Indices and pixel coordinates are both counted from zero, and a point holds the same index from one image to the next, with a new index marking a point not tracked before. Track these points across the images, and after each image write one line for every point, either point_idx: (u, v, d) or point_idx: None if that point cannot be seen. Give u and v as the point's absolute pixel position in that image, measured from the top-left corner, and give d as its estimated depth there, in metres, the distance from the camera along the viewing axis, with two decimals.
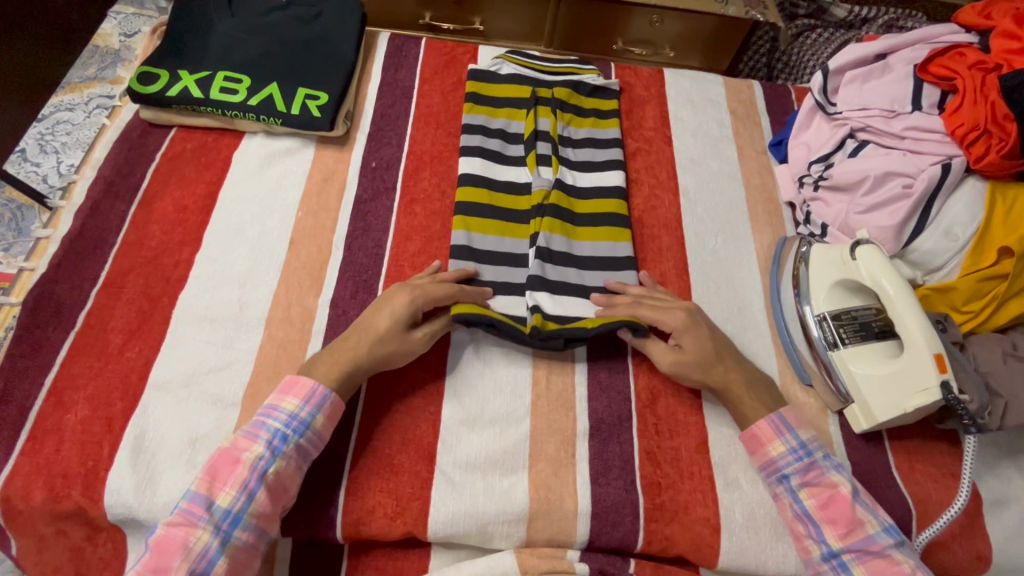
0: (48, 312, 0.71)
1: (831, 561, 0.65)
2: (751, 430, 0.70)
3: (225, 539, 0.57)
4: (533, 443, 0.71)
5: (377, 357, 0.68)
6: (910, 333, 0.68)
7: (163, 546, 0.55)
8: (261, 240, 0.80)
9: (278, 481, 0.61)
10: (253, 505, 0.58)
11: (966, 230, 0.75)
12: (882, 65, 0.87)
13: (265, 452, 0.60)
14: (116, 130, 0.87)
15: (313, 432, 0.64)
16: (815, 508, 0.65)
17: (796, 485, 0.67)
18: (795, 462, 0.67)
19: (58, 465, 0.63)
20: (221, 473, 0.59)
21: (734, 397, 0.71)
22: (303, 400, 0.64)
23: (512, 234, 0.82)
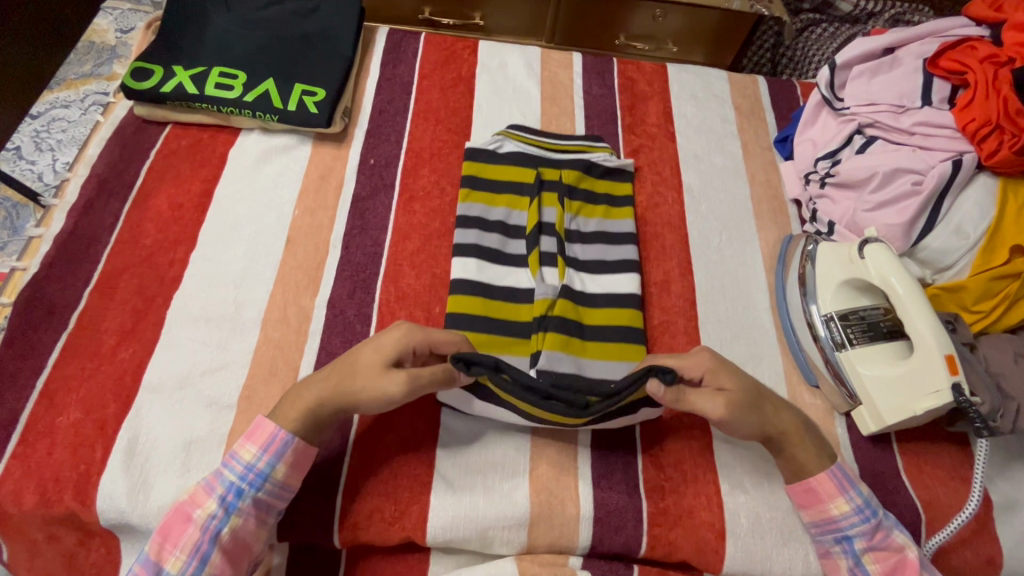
0: (41, 311, 0.70)
1: None
2: (804, 483, 0.65)
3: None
4: (534, 446, 0.69)
5: (353, 399, 0.62)
6: (920, 333, 0.67)
7: None
8: (257, 239, 0.78)
9: (234, 540, 0.58)
10: (205, 569, 0.56)
11: (977, 227, 0.74)
12: (891, 58, 0.85)
13: (217, 512, 0.57)
14: (110, 126, 0.86)
15: (271, 484, 0.60)
16: (878, 573, 0.64)
17: (859, 547, 0.64)
18: (861, 524, 0.63)
19: (49, 469, 0.61)
20: (173, 534, 0.57)
21: (789, 443, 0.65)
22: (259, 452, 0.59)
23: (510, 353, 0.71)
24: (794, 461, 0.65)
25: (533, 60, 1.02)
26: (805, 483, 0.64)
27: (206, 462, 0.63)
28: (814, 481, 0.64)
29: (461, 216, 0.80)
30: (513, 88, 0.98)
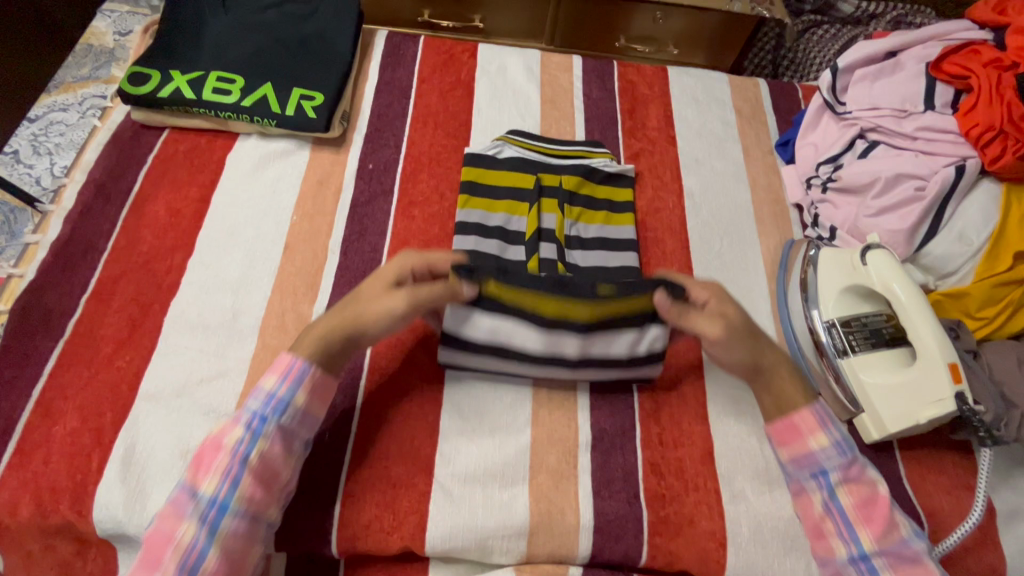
0: (37, 319, 0.70)
1: (858, 564, 0.62)
2: (788, 417, 0.66)
3: (213, 528, 0.55)
4: (534, 454, 0.69)
5: (362, 322, 0.65)
6: (924, 341, 0.67)
7: (153, 542, 0.55)
8: (255, 244, 0.78)
9: (263, 465, 0.59)
10: (238, 492, 0.56)
11: (981, 233, 0.73)
12: (893, 62, 0.84)
13: (244, 436, 0.59)
14: (108, 131, 0.85)
15: (294, 411, 0.61)
16: (850, 507, 0.63)
17: (833, 481, 0.64)
18: (837, 457, 0.64)
19: (46, 478, 0.61)
20: (204, 463, 0.58)
21: (776, 376, 0.68)
22: (281, 378, 0.62)
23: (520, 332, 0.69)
24: (778, 395, 0.68)
25: (532, 63, 1.01)
26: (790, 418, 0.66)
27: None
28: (796, 414, 0.66)
29: (460, 224, 0.80)
30: (513, 91, 0.97)
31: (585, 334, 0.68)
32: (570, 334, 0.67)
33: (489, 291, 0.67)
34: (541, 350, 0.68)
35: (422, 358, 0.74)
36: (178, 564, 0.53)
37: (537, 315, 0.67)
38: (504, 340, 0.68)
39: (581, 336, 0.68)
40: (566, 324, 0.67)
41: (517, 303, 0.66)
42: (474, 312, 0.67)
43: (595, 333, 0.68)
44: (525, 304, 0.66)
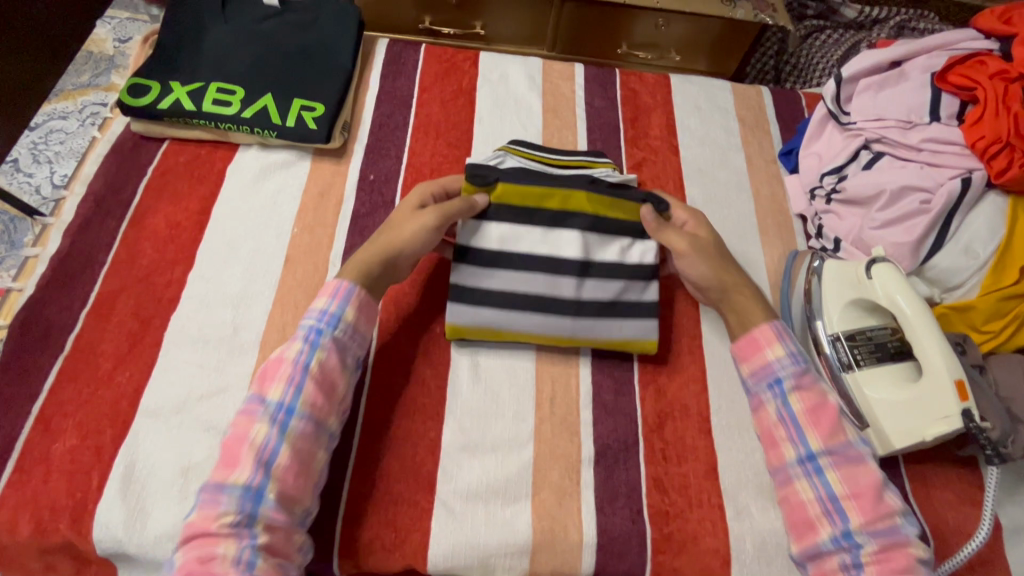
0: (36, 335, 0.69)
1: (805, 464, 0.64)
2: (749, 334, 0.71)
3: (284, 427, 0.59)
4: (537, 470, 0.68)
5: (400, 241, 0.71)
6: (930, 358, 0.66)
7: (229, 446, 0.59)
8: (256, 257, 0.77)
9: (323, 374, 0.63)
10: (302, 396, 0.61)
11: (987, 247, 0.73)
12: (898, 72, 0.84)
13: (303, 348, 0.64)
14: (107, 143, 0.85)
15: (345, 325, 0.67)
16: (802, 412, 0.66)
17: (786, 388, 0.67)
18: (791, 366, 0.68)
19: (46, 496, 0.61)
20: (268, 374, 0.63)
21: (742, 295, 0.74)
22: (330, 297, 0.67)
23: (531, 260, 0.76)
24: (742, 314, 0.73)
25: (534, 71, 1.00)
26: (750, 335, 0.70)
27: None
28: (757, 331, 0.70)
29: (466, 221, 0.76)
30: (515, 100, 0.97)
31: (584, 230, 0.77)
32: (574, 230, 0.76)
33: (499, 197, 0.76)
34: (545, 254, 0.76)
35: (423, 372, 0.74)
36: (254, 460, 0.58)
37: (543, 214, 0.77)
38: (513, 246, 0.76)
39: (581, 232, 0.77)
40: (569, 219, 0.77)
41: (528, 205, 0.76)
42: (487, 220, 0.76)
43: (593, 231, 0.77)
44: (533, 204, 0.77)
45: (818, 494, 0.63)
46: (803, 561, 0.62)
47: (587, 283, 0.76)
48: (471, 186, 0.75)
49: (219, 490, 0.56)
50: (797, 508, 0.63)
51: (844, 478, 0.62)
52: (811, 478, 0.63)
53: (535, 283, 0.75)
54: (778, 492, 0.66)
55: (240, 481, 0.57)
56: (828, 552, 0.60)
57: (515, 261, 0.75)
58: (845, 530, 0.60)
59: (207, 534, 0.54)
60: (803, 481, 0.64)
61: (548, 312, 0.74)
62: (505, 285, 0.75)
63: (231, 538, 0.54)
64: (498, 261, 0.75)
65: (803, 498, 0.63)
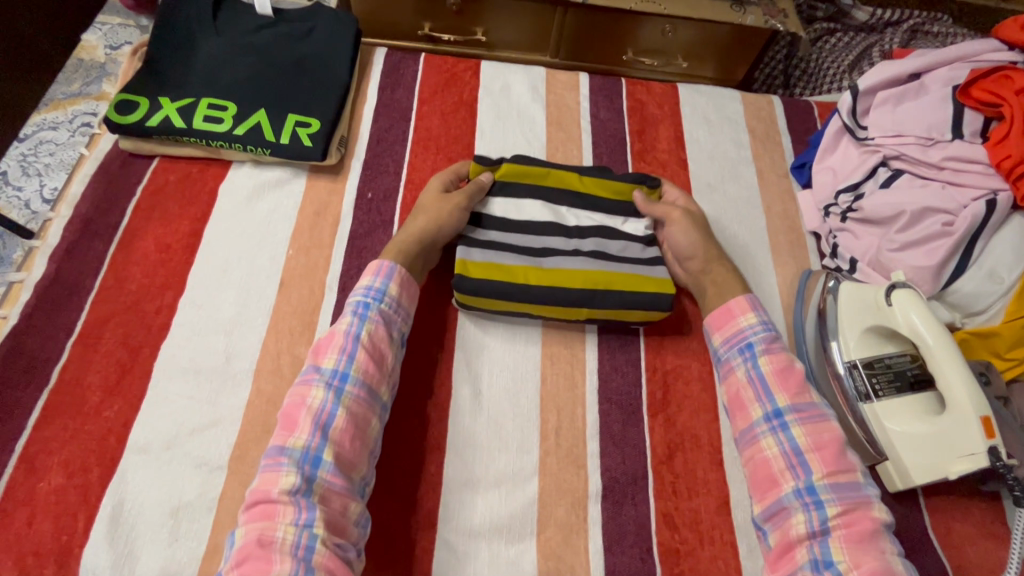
0: (20, 367, 0.66)
1: (771, 421, 0.65)
2: (725, 304, 0.74)
3: (339, 393, 0.61)
4: (542, 506, 0.66)
5: (436, 221, 0.74)
6: (954, 391, 0.63)
7: (288, 412, 0.61)
8: (250, 281, 0.75)
9: (373, 345, 0.65)
10: (354, 363, 0.63)
11: (1011, 272, 0.70)
12: (917, 85, 0.80)
13: (353, 320, 0.66)
14: (95, 161, 0.82)
15: (390, 299, 0.68)
16: (771, 371, 0.68)
17: (757, 351, 0.69)
18: (762, 331, 0.71)
19: (30, 540, 0.58)
20: (321, 346, 0.65)
21: (720, 269, 0.77)
22: (375, 274, 0.69)
23: (536, 231, 0.79)
24: (720, 285, 0.76)
25: (537, 81, 0.97)
26: (724, 305, 0.74)
27: (195, 529, 0.60)
28: (730, 301, 0.74)
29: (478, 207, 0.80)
30: (517, 112, 0.93)
31: (572, 205, 0.82)
32: (563, 204, 0.81)
33: (505, 175, 0.81)
34: (546, 219, 0.80)
35: (423, 401, 0.71)
36: (312, 423, 0.59)
37: (540, 188, 0.82)
38: (517, 213, 0.80)
39: (569, 207, 0.82)
40: (562, 193, 0.82)
41: (529, 181, 0.82)
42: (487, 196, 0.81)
43: (583, 207, 0.82)
44: (533, 181, 0.82)
45: (783, 448, 0.64)
46: (764, 522, 0.62)
47: (587, 242, 0.79)
48: (479, 164, 0.81)
49: (280, 453, 0.58)
50: (763, 464, 0.64)
51: (809, 432, 0.64)
52: (776, 434, 0.64)
53: (536, 242, 0.78)
54: (743, 453, 0.66)
55: (299, 443, 0.58)
56: (790, 507, 0.61)
57: (518, 230, 0.79)
58: (808, 484, 0.61)
59: (267, 501, 0.55)
60: (769, 439, 0.65)
61: (556, 258, 0.76)
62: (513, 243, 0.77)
63: (292, 503, 0.55)
64: (503, 227, 0.79)
65: (768, 454, 0.64)
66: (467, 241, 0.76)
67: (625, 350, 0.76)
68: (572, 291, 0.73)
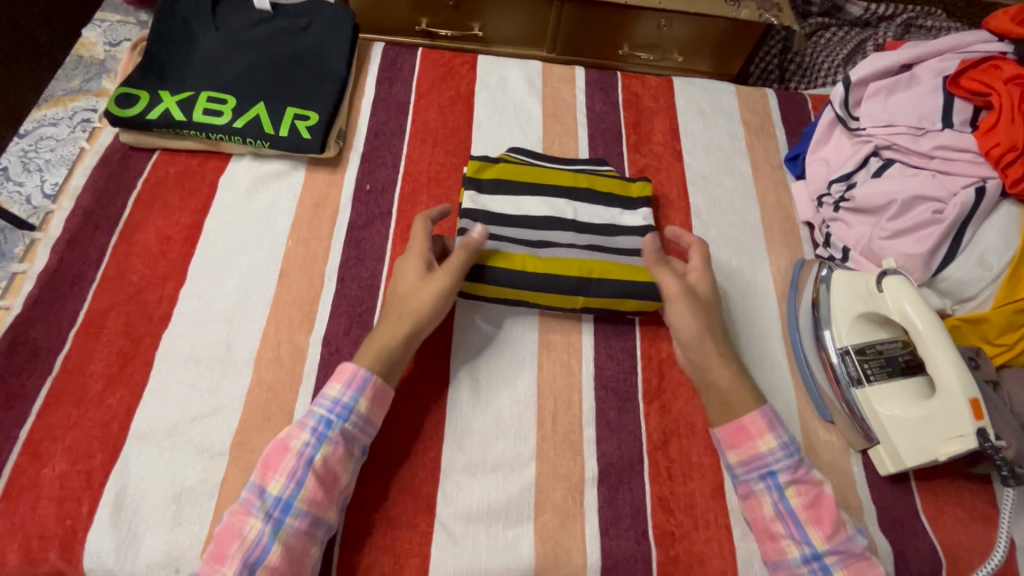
0: (24, 355, 0.67)
1: (811, 563, 0.61)
2: (737, 420, 0.67)
3: (278, 525, 0.57)
4: (539, 491, 0.67)
5: (420, 313, 0.68)
6: (942, 374, 0.64)
7: (223, 534, 0.57)
8: (249, 271, 0.75)
9: (326, 469, 0.60)
10: (302, 492, 0.58)
11: (1001, 258, 0.71)
12: (908, 75, 0.81)
13: (310, 439, 0.61)
14: (96, 154, 0.83)
15: (357, 416, 0.63)
16: (802, 508, 0.63)
17: (782, 482, 0.64)
18: (785, 459, 0.64)
19: (34, 525, 0.59)
20: (271, 464, 0.60)
21: (730, 382, 0.68)
22: (345, 385, 0.64)
23: (535, 224, 0.80)
24: (724, 392, 0.68)
25: (533, 75, 0.98)
26: (739, 421, 0.66)
27: (197, 514, 0.61)
28: (746, 417, 0.66)
29: (466, 207, 0.79)
30: (514, 106, 0.94)
31: (572, 200, 0.82)
32: (564, 199, 0.82)
33: (500, 173, 0.82)
34: (545, 214, 0.81)
35: (421, 388, 0.72)
36: (241, 558, 0.55)
37: (537, 185, 0.82)
38: (513, 211, 0.80)
39: (569, 201, 0.82)
40: (562, 190, 0.82)
41: (525, 177, 0.83)
42: (481, 190, 0.81)
43: (582, 203, 0.82)
44: (529, 179, 0.82)
45: None
46: None
47: (584, 238, 0.80)
48: (477, 162, 0.82)
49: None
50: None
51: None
52: None
53: (536, 236, 0.79)
54: None
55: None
56: None
57: (515, 222, 0.79)
58: None
59: None
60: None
61: (552, 250, 0.77)
62: (511, 235, 0.78)
63: None
64: (500, 221, 0.79)
65: None
66: (468, 231, 0.77)
67: (620, 339, 0.77)
68: (570, 279, 0.74)
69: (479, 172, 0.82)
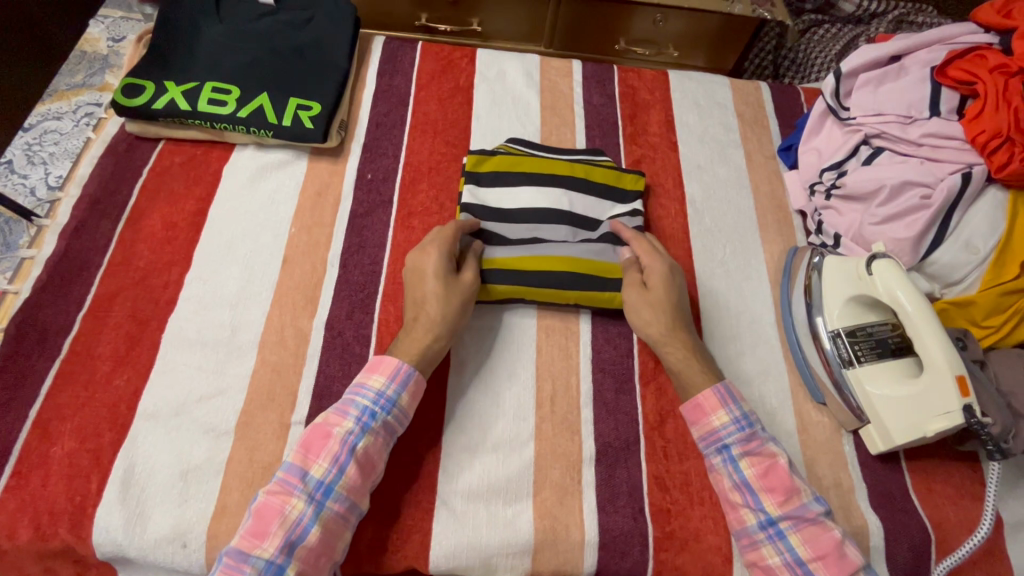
0: (33, 338, 0.69)
1: (767, 529, 0.63)
2: (693, 399, 0.69)
3: (319, 508, 0.58)
4: (538, 469, 0.68)
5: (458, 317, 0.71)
6: (930, 352, 0.65)
7: (262, 512, 0.57)
8: (253, 257, 0.77)
9: (366, 456, 0.62)
10: (344, 478, 0.60)
11: (987, 242, 0.73)
12: (897, 67, 0.84)
13: (355, 427, 0.62)
14: (102, 144, 0.85)
15: (399, 409, 0.65)
16: (754, 477, 0.64)
17: (735, 454, 0.66)
18: (737, 432, 0.66)
19: (44, 501, 0.60)
20: (313, 447, 0.61)
21: (683, 365, 0.70)
22: (389, 378, 0.65)
23: (533, 217, 0.81)
24: (677, 374, 0.70)
25: (531, 68, 1.00)
26: (694, 400, 0.68)
27: (204, 492, 0.62)
28: (699, 397, 0.68)
29: (465, 202, 0.81)
30: (513, 98, 0.96)
31: (569, 191, 0.84)
32: (561, 189, 0.83)
33: (498, 166, 0.84)
34: (542, 205, 0.82)
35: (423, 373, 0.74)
36: (282, 537, 0.56)
37: (534, 175, 0.84)
38: (511, 203, 0.82)
39: (566, 192, 0.84)
40: (559, 180, 0.84)
41: (522, 169, 0.84)
42: (480, 184, 0.83)
43: (579, 194, 0.84)
44: (526, 170, 0.84)
45: (784, 558, 0.62)
46: None
47: (578, 233, 0.82)
48: (476, 156, 0.83)
49: (243, 561, 0.55)
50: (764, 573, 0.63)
51: (805, 540, 0.62)
52: (773, 542, 0.63)
53: (532, 230, 0.81)
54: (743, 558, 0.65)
55: (264, 556, 0.56)
56: None
57: (512, 216, 0.81)
58: None
59: None
60: (767, 547, 0.63)
61: (545, 245, 0.79)
62: (508, 232, 0.80)
63: None
64: (497, 216, 0.81)
65: (770, 564, 0.62)
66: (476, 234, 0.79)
67: (617, 323, 0.79)
68: (561, 273, 0.76)
69: (478, 165, 0.84)
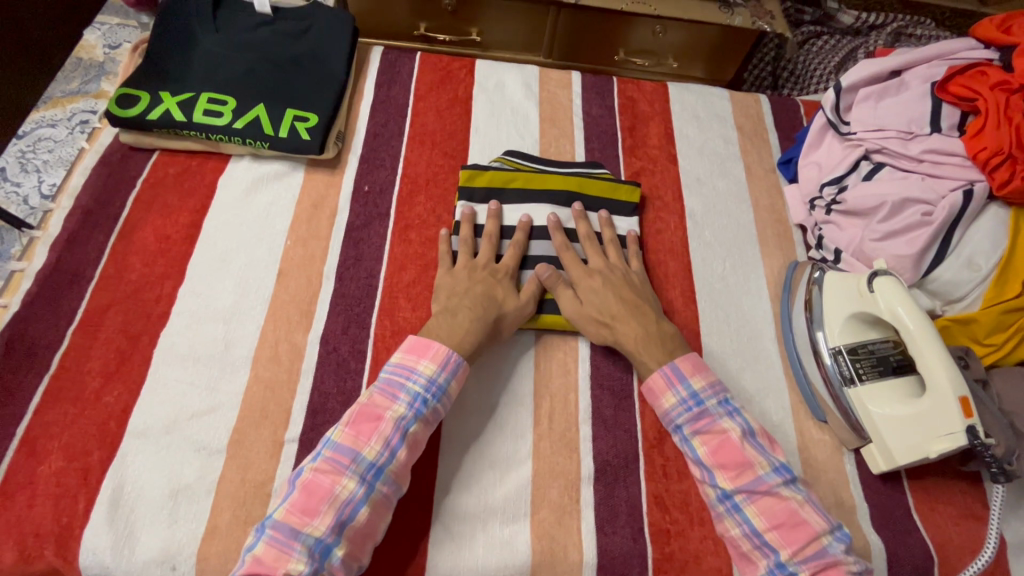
0: (21, 354, 0.68)
1: (725, 503, 0.64)
2: (652, 382, 0.70)
3: (369, 489, 0.58)
4: (535, 488, 0.67)
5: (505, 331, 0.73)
6: (933, 373, 0.64)
7: (312, 489, 0.57)
8: (249, 270, 0.76)
9: (416, 440, 0.62)
10: (395, 461, 0.60)
11: (989, 259, 0.73)
12: (897, 82, 0.84)
13: (407, 412, 0.62)
14: (95, 155, 0.84)
15: (447, 397, 0.65)
16: (707, 455, 0.65)
17: (687, 433, 0.67)
18: (685, 412, 0.67)
19: (30, 522, 0.59)
20: (363, 428, 0.60)
21: (637, 351, 0.71)
22: (440, 366, 0.65)
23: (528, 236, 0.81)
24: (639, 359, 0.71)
25: (529, 79, 0.99)
26: (649, 385, 0.70)
27: (193, 512, 0.61)
28: (652, 380, 0.69)
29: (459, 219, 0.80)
30: (512, 109, 0.95)
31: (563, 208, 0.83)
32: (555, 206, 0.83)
33: (493, 181, 0.83)
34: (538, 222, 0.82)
35: None
36: (333, 515, 0.56)
37: (530, 191, 0.83)
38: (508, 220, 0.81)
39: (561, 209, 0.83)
40: (555, 197, 0.83)
41: (518, 184, 0.83)
42: (474, 199, 0.82)
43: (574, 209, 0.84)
44: (522, 185, 0.83)
45: (743, 530, 0.63)
46: None
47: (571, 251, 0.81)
48: (470, 171, 0.83)
49: (294, 537, 0.55)
50: (732, 545, 0.64)
51: (760, 511, 0.62)
52: (732, 517, 0.63)
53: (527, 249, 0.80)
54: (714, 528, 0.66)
55: (316, 534, 0.55)
56: None
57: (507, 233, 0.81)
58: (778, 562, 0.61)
59: None
60: (728, 519, 0.64)
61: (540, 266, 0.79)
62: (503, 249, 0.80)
63: None
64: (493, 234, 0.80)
65: (733, 535, 0.63)
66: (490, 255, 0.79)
67: None
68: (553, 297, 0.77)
69: (473, 180, 0.83)
